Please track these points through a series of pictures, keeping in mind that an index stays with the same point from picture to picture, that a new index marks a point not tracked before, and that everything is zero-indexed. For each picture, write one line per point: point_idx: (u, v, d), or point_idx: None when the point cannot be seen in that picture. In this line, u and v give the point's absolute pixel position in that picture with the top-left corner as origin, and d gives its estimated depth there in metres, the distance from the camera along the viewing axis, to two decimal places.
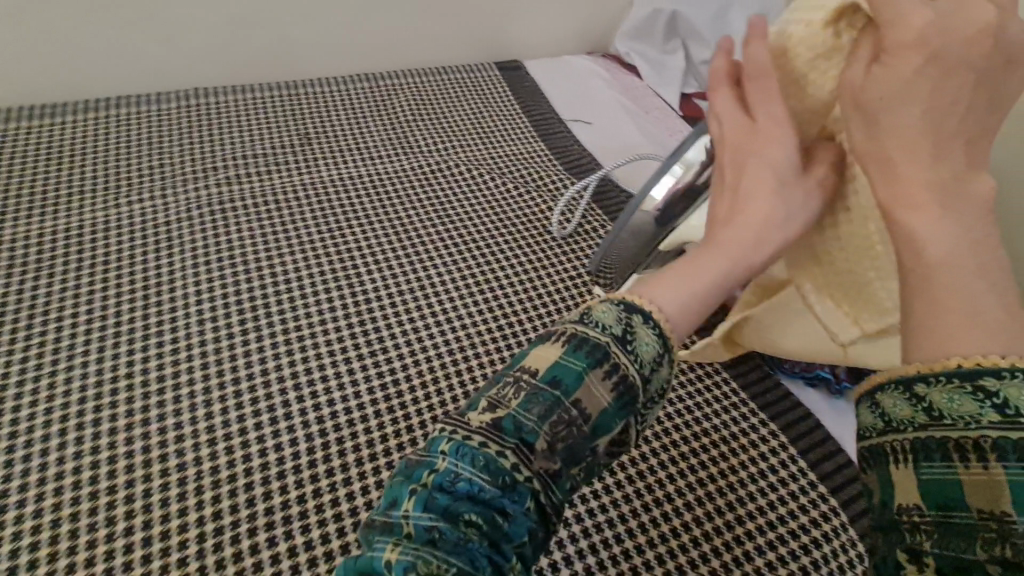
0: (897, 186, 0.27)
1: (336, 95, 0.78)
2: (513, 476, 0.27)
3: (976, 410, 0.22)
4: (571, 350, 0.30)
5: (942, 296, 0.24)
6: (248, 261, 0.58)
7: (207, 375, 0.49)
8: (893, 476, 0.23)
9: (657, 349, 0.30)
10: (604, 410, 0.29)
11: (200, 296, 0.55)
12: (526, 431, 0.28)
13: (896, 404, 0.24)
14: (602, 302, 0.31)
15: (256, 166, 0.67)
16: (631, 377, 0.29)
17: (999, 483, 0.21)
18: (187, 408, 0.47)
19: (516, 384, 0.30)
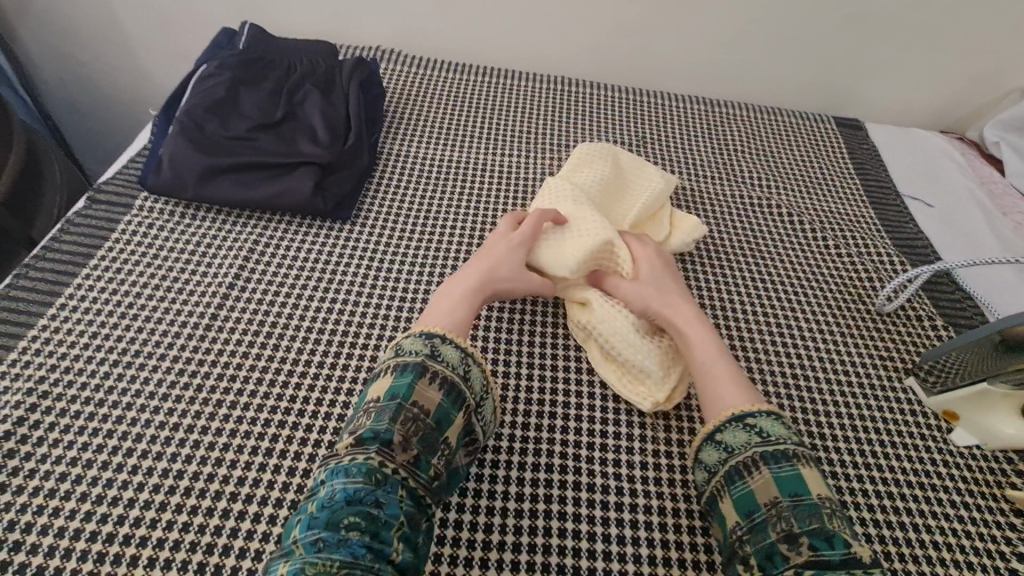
0: (675, 319, 0.60)
1: (448, 120, 0.87)
2: (384, 473, 0.43)
3: (745, 442, 0.48)
4: (398, 373, 0.48)
5: (717, 380, 0.54)
6: (326, 259, 0.68)
7: (294, 362, 0.60)
8: (725, 501, 0.47)
9: (461, 354, 0.51)
10: (440, 405, 0.47)
11: (281, 304, 0.64)
12: (382, 433, 0.45)
13: (709, 454, 0.50)
14: (409, 337, 0.52)
15: (391, 160, 0.81)
16: (449, 377, 0.49)
17: (770, 480, 0.45)
18: (279, 386, 0.58)
19: (367, 409, 0.47)
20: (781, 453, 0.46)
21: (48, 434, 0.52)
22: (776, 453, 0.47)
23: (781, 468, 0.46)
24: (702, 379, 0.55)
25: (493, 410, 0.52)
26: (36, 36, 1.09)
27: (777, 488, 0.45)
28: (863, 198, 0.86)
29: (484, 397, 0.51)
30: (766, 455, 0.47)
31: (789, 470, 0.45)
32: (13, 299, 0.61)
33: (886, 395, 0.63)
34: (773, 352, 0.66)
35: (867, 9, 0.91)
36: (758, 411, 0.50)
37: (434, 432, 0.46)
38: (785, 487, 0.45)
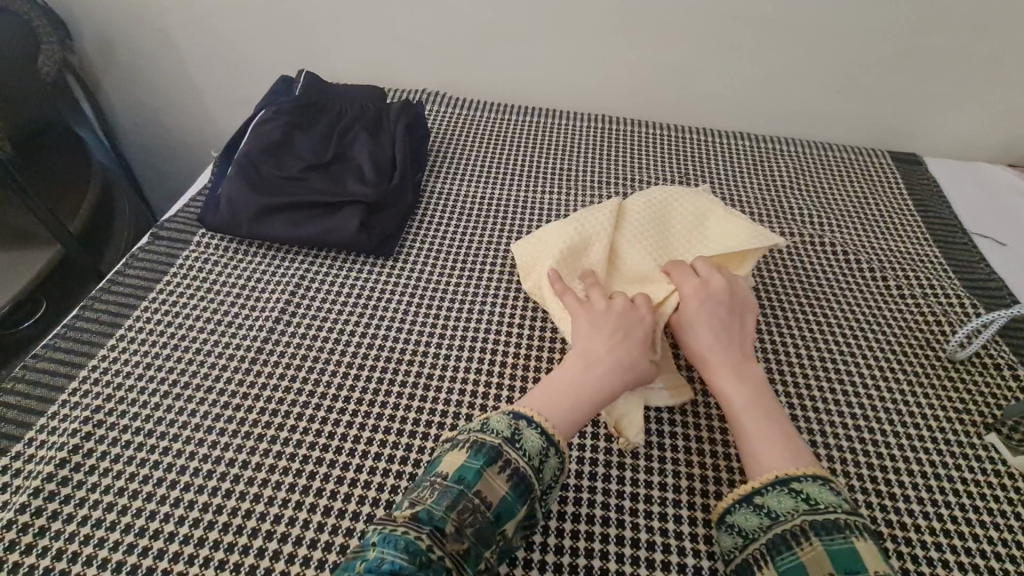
0: (716, 367, 0.57)
1: (488, 156, 0.89)
2: (430, 556, 0.41)
3: (792, 505, 0.46)
4: (473, 454, 0.47)
5: (752, 439, 0.52)
6: (371, 292, 0.70)
7: (333, 399, 0.60)
8: (768, 570, 0.44)
9: (541, 446, 0.49)
10: (503, 497, 0.46)
11: (323, 340, 0.65)
12: (438, 519, 0.43)
13: (747, 518, 0.47)
14: (498, 414, 0.51)
15: (432, 196, 0.82)
16: (522, 467, 0.47)
17: (822, 553, 0.43)
18: (318, 422, 0.58)
19: (431, 485, 0.46)
20: (834, 523, 0.44)
21: (99, 463, 0.54)
22: (827, 523, 0.44)
23: (833, 540, 0.43)
24: (741, 435, 0.52)
25: (553, 500, 0.50)
26: (117, 86, 1.19)
27: (833, 563, 0.42)
28: (926, 235, 0.81)
29: (549, 490, 0.49)
30: (816, 525, 0.44)
31: (842, 541, 0.43)
32: (78, 332, 0.65)
33: (962, 453, 0.58)
34: (831, 400, 0.61)
35: (924, 43, 0.89)
36: (788, 479, 0.47)
37: (490, 524, 0.45)
38: (839, 561, 0.42)
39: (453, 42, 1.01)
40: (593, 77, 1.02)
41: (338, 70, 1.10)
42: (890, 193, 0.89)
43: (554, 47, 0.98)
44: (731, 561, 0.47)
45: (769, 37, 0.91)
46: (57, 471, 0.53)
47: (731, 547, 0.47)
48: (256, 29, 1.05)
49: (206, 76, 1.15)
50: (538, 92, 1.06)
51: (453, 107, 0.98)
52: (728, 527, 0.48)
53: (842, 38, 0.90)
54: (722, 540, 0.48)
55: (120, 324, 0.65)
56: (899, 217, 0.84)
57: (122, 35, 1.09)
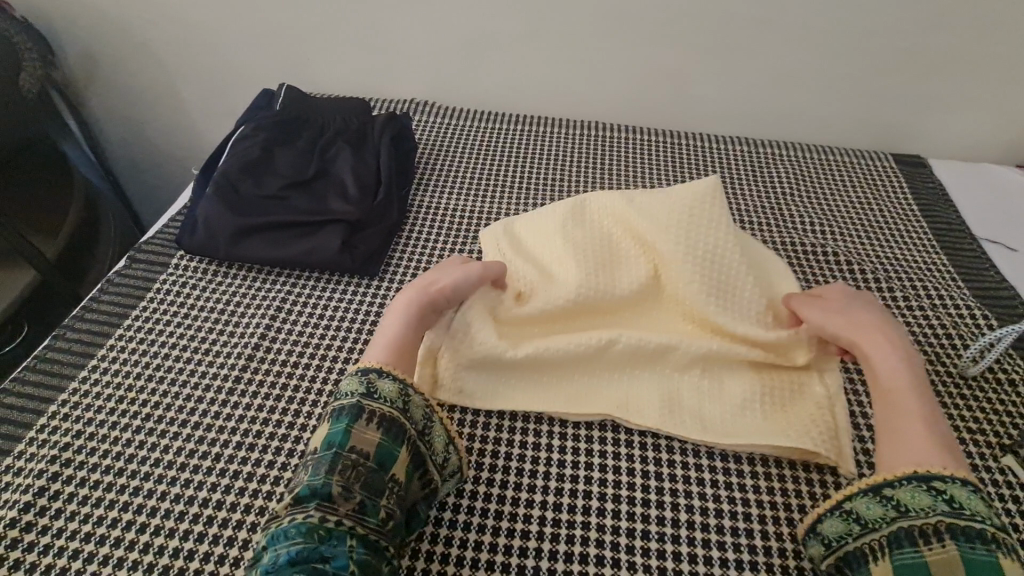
0: (873, 356, 0.57)
1: (476, 167, 0.87)
2: (326, 527, 0.45)
3: (930, 503, 0.45)
4: (334, 421, 0.51)
5: (898, 432, 0.51)
6: (357, 315, 0.67)
7: (314, 431, 0.57)
8: (885, 564, 0.45)
9: (399, 387, 0.53)
10: (379, 445, 0.50)
11: (303, 368, 0.62)
12: (319, 488, 0.47)
13: (875, 509, 0.47)
14: (349, 375, 0.54)
15: (421, 210, 0.79)
16: (386, 412, 0.51)
17: (954, 556, 0.43)
18: (297, 456, 0.55)
19: (308, 462, 0.49)
20: (978, 533, 0.43)
21: (65, 507, 0.51)
22: (968, 530, 0.44)
23: (972, 548, 0.43)
24: (894, 423, 0.52)
25: (445, 440, 0.53)
26: (102, 101, 1.17)
27: (964, 566, 0.42)
28: (934, 241, 0.78)
29: (429, 427, 0.53)
30: (953, 528, 0.44)
31: (983, 552, 0.43)
32: (48, 363, 0.62)
33: (979, 478, 0.55)
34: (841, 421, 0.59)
35: (922, 43, 0.86)
36: (936, 475, 0.47)
37: (376, 473, 0.48)
38: (973, 569, 0.42)
39: (439, 48, 0.98)
40: (583, 83, 0.99)
41: (325, 82, 1.08)
42: (900, 199, 0.85)
43: (543, 53, 0.96)
44: (840, 546, 0.47)
45: (763, 40, 0.89)
46: (20, 517, 0.50)
47: (842, 533, 0.48)
48: (240, 42, 1.03)
49: (192, 91, 1.13)
50: (528, 102, 1.04)
51: (440, 116, 0.96)
52: (846, 514, 0.48)
53: (838, 41, 0.88)
54: (833, 525, 0.48)
55: (91, 355, 0.63)
56: (909, 225, 0.81)
57: (105, 50, 1.08)
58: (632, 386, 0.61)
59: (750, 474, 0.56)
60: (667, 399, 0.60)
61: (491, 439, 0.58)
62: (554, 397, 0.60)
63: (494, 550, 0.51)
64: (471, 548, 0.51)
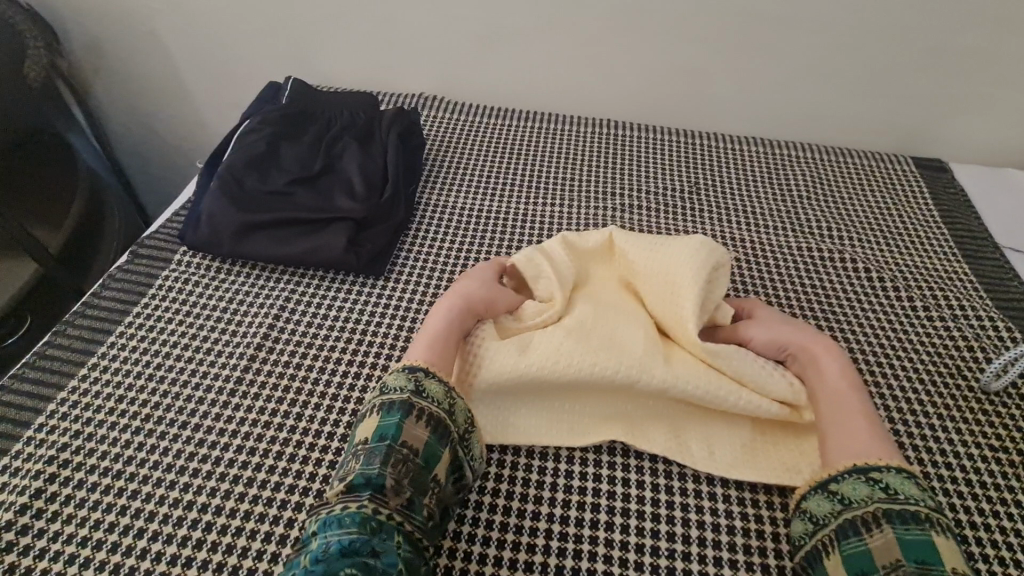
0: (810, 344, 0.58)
1: (485, 165, 0.85)
2: (377, 520, 0.44)
3: (867, 490, 0.46)
4: (386, 413, 0.49)
5: (840, 422, 0.52)
6: (362, 315, 0.65)
7: (316, 435, 0.56)
8: (834, 556, 0.45)
9: (445, 388, 0.52)
10: (427, 443, 0.48)
11: (307, 371, 0.60)
12: (373, 480, 0.46)
13: (821, 504, 0.48)
14: (400, 369, 0.53)
15: (428, 209, 0.77)
16: (436, 411, 0.50)
17: (893, 540, 0.44)
18: (299, 462, 0.54)
19: (357, 452, 0.48)
20: (912, 515, 0.44)
21: (63, 509, 0.50)
22: (903, 514, 0.45)
23: (908, 530, 0.44)
24: (831, 415, 0.53)
25: (482, 446, 0.52)
26: (107, 90, 1.16)
27: (901, 550, 0.43)
28: (954, 249, 0.76)
29: (469, 432, 0.52)
30: (890, 513, 0.45)
31: (918, 534, 0.44)
32: (48, 360, 0.61)
33: (1002, 499, 0.53)
34: None
35: (948, 43, 0.84)
36: (868, 466, 0.48)
37: (424, 471, 0.47)
38: (910, 551, 0.43)
39: (449, 41, 0.96)
40: (596, 80, 0.97)
41: (332, 74, 1.06)
42: (924, 206, 0.83)
43: (555, 48, 0.94)
44: (802, 546, 0.48)
45: (782, 38, 0.86)
46: (16, 519, 0.50)
47: (803, 533, 0.48)
48: (247, 33, 1.02)
49: (197, 81, 1.12)
50: (538, 97, 1.01)
51: (448, 111, 0.94)
52: (801, 513, 0.49)
53: (861, 39, 0.85)
54: (795, 527, 0.49)
55: (92, 352, 0.61)
56: (932, 232, 0.79)
57: (111, 39, 1.06)
58: (642, 412, 0.58)
59: (764, 490, 0.55)
60: (676, 430, 0.58)
61: (497, 449, 0.57)
62: (559, 424, 0.58)
63: (500, 563, 0.49)
64: (476, 562, 0.49)
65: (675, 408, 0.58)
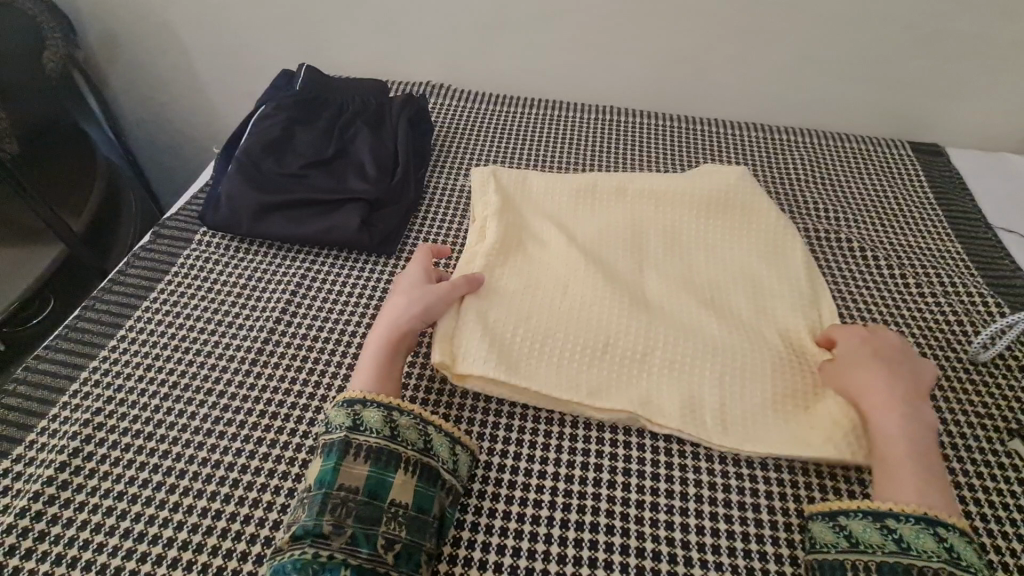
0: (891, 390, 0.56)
1: (491, 149, 0.87)
2: (319, 562, 0.46)
3: (930, 545, 0.46)
4: (325, 457, 0.51)
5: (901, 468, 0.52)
6: (375, 290, 0.68)
7: (333, 401, 0.59)
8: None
9: (384, 414, 0.53)
10: (368, 478, 0.50)
11: (323, 344, 0.64)
12: (314, 527, 0.47)
13: (872, 533, 0.48)
14: (337, 406, 0.53)
15: (436, 191, 0.80)
16: (374, 445, 0.51)
17: None
18: (318, 426, 0.57)
19: (302, 500, 0.49)
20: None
21: (98, 467, 0.54)
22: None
23: None
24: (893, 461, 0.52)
25: (449, 447, 0.53)
26: (121, 80, 1.19)
27: None
28: (949, 229, 0.78)
29: (427, 441, 0.53)
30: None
31: None
32: (80, 332, 0.64)
33: (986, 461, 0.56)
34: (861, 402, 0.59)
35: (945, 29, 0.85)
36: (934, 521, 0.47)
37: (369, 505, 0.49)
38: None
39: (456, 30, 0.99)
40: (599, 68, 0.99)
41: (341, 64, 1.08)
42: (919, 188, 0.85)
43: (559, 36, 0.96)
44: (824, 551, 0.49)
45: (781, 25, 0.88)
46: (56, 475, 0.53)
47: (831, 541, 0.49)
48: (258, 23, 1.04)
49: (210, 71, 1.15)
50: (543, 86, 1.04)
51: (455, 98, 0.96)
52: (837, 526, 0.50)
53: (860, 26, 0.87)
54: (824, 533, 0.50)
55: (119, 325, 0.65)
56: (926, 212, 0.81)
57: (125, 30, 1.09)
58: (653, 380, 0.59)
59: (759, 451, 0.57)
60: None
61: (505, 415, 0.60)
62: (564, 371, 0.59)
63: (507, 517, 0.53)
64: (486, 515, 0.53)
65: (687, 371, 0.60)
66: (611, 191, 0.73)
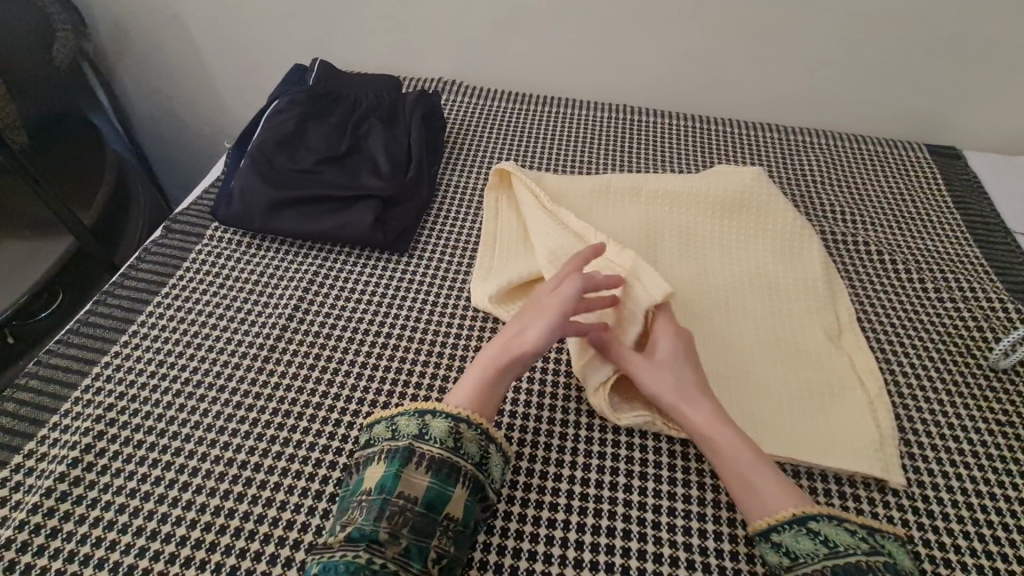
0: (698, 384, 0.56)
1: (504, 146, 0.87)
2: (372, 568, 0.44)
3: (888, 544, 0.46)
4: (388, 463, 0.49)
5: (750, 469, 0.50)
6: (388, 288, 0.68)
7: (348, 400, 0.59)
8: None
9: (450, 427, 0.51)
10: (428, 488, 0.48)
11: (337, 342, 0.63)
12: (371, 533, 0.46)
13: (841, 535, 0.46)
14: (405, 416, 0.52)
15: (450, 188, 0.79)
16: (438, 454, 0.49)
17: None
18: (332, 425, 0.57)
19: (359, 503, 0.48)
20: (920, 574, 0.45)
21: (111, 463, 0.53)
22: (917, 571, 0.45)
23: None
24: (733, 471, 0.51)
25: (502, 469, 0.52)
26: (130, 73, 1.18)
27: None
28: (967, 234, 0.77)
29: (486, 457, 0.51)
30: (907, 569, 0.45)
31: None
32: (92, 327, 0.64)
33: (1006, 470, 0.55)
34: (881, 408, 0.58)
35: (966, 30, 0.84)
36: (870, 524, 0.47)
37: (426, 516, 0.47)
38: None
39: (469, 26, 0.98)
40: (613, 66, 0.98)
41: (352, 59, 1.08)
42: (935, 191, 0.84)
43: (573, 34, 0.95)
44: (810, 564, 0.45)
45: (799, 25, 0.87)
46: (69, 472, 0.53)
47: (811, 551, 0.45)
48: (269, 17, 1.03)
49: (219, 65, 1.14)
50: (556, 84, 1.03)
51: (468, 95, 0.96)
52: (812, 534, 0.46)
53: (878, 26, 0.85)
54: (802, 544, 0.46)
55: (132, 320, 0.64)
56: (943, 216, 0.80)
57: (135, 22, 1.08)
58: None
59: None
60: None
61: (520, 415, 0.59)
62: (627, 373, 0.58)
63: (522, 520, 0.52)
64: (502, 518, 0.52)
65: None
66: (625, 191, 0.72)
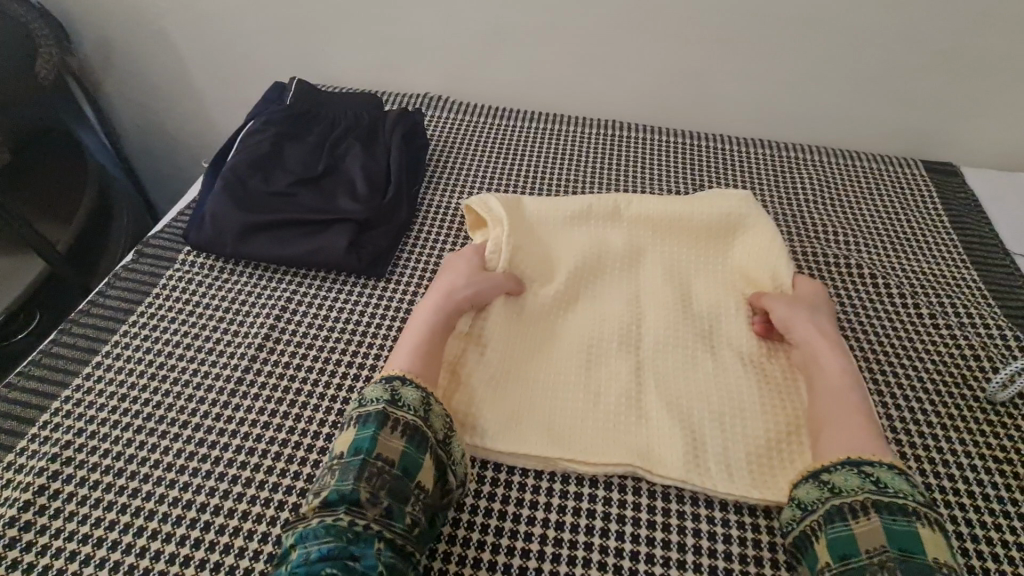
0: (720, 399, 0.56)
1: (490, 165, 0.85)
2: (355, 530, 0.44)
3: (859, 482, 0.48)
4: (361, 426, 0.49)
5: (842, 426, 0.52)
6: (363, 315, 0.66)
7: (315, 436, 0.56)
8: (822, 542, 0.46)
9: (422, 396, 0.52)
10: (404, 452, 0.48)
11: (307, 372, 0.61)
12: (349, 493, 0.46)
13: (808, 491, 0.50)
14: (372, 385, 0.53)
15: (431, 209, 0.77)
16: (410, 420, 0.50)
17: (878, 528, 0.45)
18: (297, 463, 0.54)
19: (333, 468, 0.48)
20: (900, 506, 0.46)
21: (64, 506, 0.51)
22: (891, 505, 0.46)
23: (895, 521, 0.45)
24: (835, 415, 0.53)
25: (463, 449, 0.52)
26: (116, 88, 1.17)
27: (886, 538, 0.44)
28: (965, 258, 0.75)
29: (450, 434, 0.52)
30: (879, 505, 0.46)
31: (904, 524, 0.45)
32: (56, 358, 0.62)
33: (1005, 510, 0.52)
34: None
35: (959, 45, 0.82)
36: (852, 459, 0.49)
37: (403, 480, 0.47)
38: (894, 539, 0.44)
39: (455, 42, 0.96)
40: (601, 81, 0.97)
41: (338, 75, 1.06)
42: (930, 210, 0.82)
43: (560, 49, 0.93)
44: (790, 531, 0.49)
45: (789, 41, 0.86)
46: (20, 515, 0.50)
47: (790, 518, 0.50)
48: (253, 33, 1.02)
49: (205, 79, 1.13)
50: (544, 99, 1.01)
51: (453, 111, 0.94)
52: (790, 500, 0.50)
53: (870, 42, 0.84)
54: (784, 513, 0.51)
55: (96, 351, 0.62)
56: (939, 237, 0.77)
57: (120, 37, 1.07)
58: (655, 428, 0.56)
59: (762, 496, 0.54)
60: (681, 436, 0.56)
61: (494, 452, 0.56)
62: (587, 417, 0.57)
63: (493, 567, 0.49)
64: (471, 565, 0.49)
65: (686, 415, 0.57)
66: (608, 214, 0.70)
